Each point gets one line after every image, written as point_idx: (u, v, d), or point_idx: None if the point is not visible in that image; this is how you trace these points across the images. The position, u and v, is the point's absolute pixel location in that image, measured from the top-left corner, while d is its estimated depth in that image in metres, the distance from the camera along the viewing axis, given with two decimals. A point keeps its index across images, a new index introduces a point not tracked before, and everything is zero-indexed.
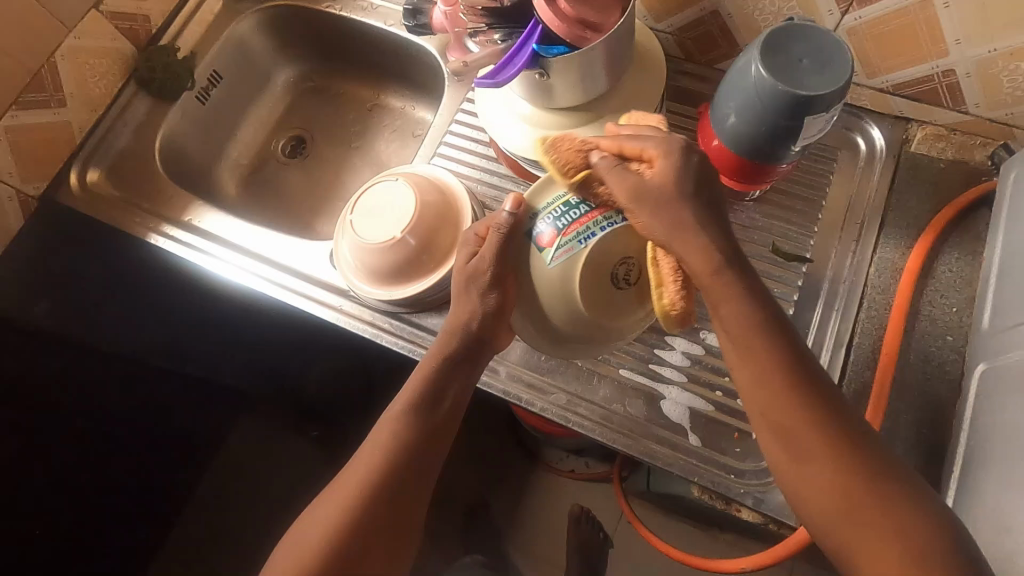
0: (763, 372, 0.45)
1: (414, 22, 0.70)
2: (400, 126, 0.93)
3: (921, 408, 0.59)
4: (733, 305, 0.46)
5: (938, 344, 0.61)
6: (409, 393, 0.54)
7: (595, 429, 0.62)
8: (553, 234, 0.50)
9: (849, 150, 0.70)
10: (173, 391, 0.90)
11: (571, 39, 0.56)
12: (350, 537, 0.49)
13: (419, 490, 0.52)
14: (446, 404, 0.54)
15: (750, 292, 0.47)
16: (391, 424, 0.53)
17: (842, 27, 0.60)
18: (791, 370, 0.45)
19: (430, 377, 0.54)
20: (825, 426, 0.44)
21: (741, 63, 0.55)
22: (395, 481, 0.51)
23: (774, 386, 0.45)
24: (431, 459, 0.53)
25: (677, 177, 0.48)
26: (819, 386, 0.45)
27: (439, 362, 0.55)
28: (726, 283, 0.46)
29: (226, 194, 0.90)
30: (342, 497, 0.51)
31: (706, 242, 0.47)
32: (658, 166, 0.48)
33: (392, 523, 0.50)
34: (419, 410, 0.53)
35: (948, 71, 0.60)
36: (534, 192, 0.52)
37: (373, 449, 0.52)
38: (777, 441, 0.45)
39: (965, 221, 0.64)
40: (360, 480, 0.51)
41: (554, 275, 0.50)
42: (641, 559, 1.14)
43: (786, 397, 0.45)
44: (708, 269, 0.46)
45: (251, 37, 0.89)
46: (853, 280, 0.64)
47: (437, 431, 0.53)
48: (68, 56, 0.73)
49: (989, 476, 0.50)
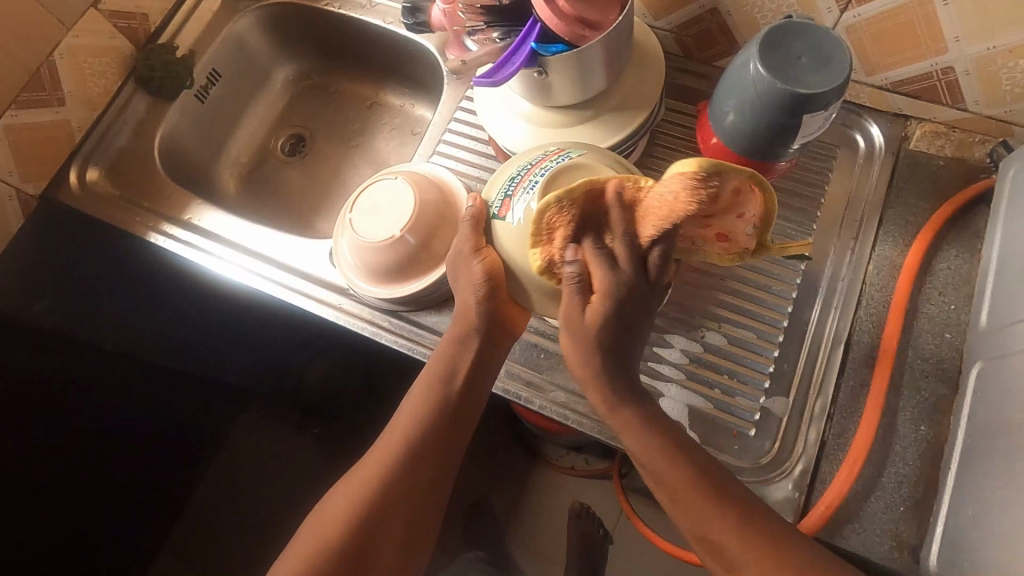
0: (670, 485, 0.49)
1: (413, 20, 0.70)
2: (399, 124, 0.93)
3: (919, 405, 0.59)
4: (632, 433, 0.50)
5: (936, 341, 0.61)
6: (425, 375, 0.56)
7: (594, 427, 0.62)
8: (506, 203, 0.53)
9: (848, 147, 0.70)
10: (170, 390, 0.91)
11: (570, 38, 0.56)
12: (362, 528, 0.52)
13: (434, 483, 0.54)
14: (459, 397, 0.55)
15: (654, 422, 0.50)
16: (406, 417, 0.55)
17: (841, 24, 0.60)
18: (698, 481, 0.48)
19: (440, 358, 0.55)
20: (730, 520, 0.47)
21: (740, 61, 0.55)
22: (412, 459, 0.54)
23: (685, 494, 0.48)
24: (444, 454, 0.55)
25: (608, 328, 0.48)
26: (722, 496, 0.48)
27: (454, 356, 0.55)
28: (627, 418, 0.50)
29: (226, 193, 0.90)
30: (357, 487, 0.53)
31: (609, 378, 0.49)
32: (592, 307, 0.48)
33: (405, 514, 0.53)
34: (431, 405, 0.55)
35: (948, 68, 0.60)
36: (488, 189, 0.56)
37: (389, 440, 0.55)
38: (699, 526, 0.48)
39: (964, 218, 0.64)
40: (374, 472, 0.53)
41: (516, 228, 0.51)
42: (641, 555, 1.14)
43: (697, 504, 0.48)
44: (608, 407, 0.50)
45: (250, 36, 0.89)
46: (852, 278, 0.64)
47: (451, 425, 0.55)
48: (67, 55, 0.73)
49: (986, 473, 0.51)
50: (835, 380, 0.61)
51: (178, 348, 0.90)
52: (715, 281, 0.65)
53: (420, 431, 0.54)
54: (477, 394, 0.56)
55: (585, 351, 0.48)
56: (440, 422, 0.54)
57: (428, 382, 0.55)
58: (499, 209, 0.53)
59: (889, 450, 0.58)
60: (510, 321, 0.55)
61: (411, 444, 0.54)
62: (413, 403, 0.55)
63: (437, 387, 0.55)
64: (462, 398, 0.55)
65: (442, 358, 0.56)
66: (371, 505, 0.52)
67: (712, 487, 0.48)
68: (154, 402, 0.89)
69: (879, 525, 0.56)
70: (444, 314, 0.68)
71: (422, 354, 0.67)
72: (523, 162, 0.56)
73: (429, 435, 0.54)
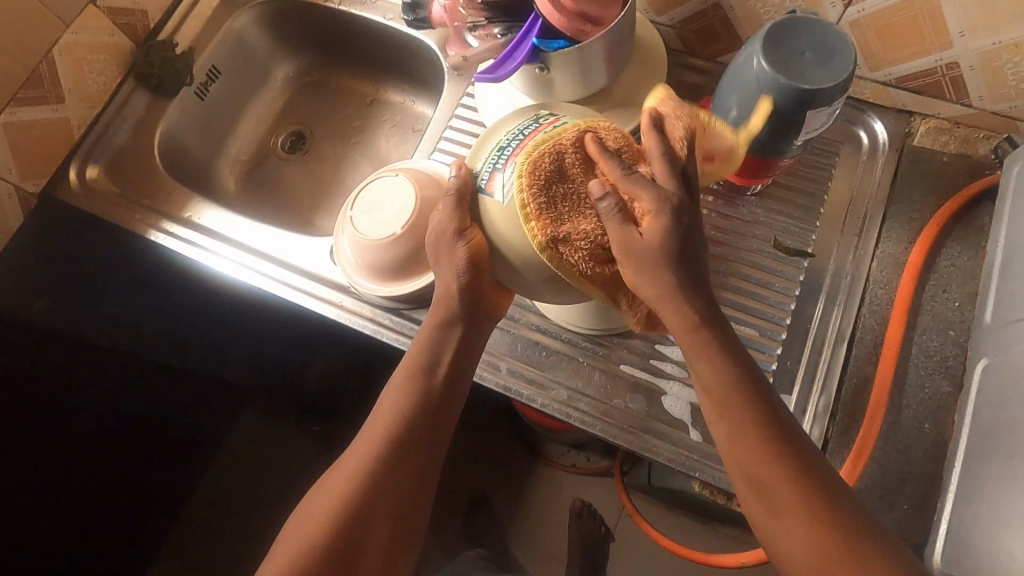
0: (737, 427, 0.47)
1: (414, 16, 0.69)
2: (399, 121, 0.92)
3: (922, 402, 0.59)
4: (705, 360, 0.47)
5: (940, 339, 0.60)
6: (407, 364, 0.56)
7: (595, 425, 0.61)
8: (495, 177, 0.49)
9: (851, 144, 0.69)
10: (171, 388, 0.90)
11: (572, 33, 0.56)
12: (348, 521, 0.51)
13: (419, 475, 0.53)
14: (441, 386, 0.55)
15: (730, 352, 0.47)
16: (389, 408, 0.55)
17: (845, 19, 0.60)
18: (764, 425, 0.46)
19: (424, 346, 0.55)
20: (794, 479, 0.45)
21: (742, 57, 0.54)
22: (395, 451, 0.53)
23: (748, 441, 0.46)
24: (428, 444, 0.54)
25: (668, 242, 0.45)
26: (788, 441, 0.46)
27: (435, 344, 0.55)
28: (704, 341, 0.47)
29: (226, 191, 0.90)
30: (342, 481, 0.53)
31: (684, 303, 0.46)
32: (648, 228, 0.45)
33: (391, 506, 0.52)
34: (414, 394, 0.54)
35: (952, 63, 0.59)
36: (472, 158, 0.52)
37: (373, 432, 0.54)
38: (752, 484, 0.47)
39: (969, 214, 0.64)
40: (359, 465, 0.53)
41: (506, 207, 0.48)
42: (642, 552, 1.14)
43: (759, 454, 0.46)
44: (685, 328, 0.47)
45: (250, 32, 0.89)
46: (855, 275, 0.64)
47: (434, 415, 0.54)
48: (66, 52, 0.73)
49: (991, 471, 0.50)
50: (838, 379, 0.61)
51: (179, 346, 0.89)
52: (717, 278, 0.65)
53: (404, 421, 0.54)
54: (459, 382, 0.56)
55: (652, 270, 0.45)
56: (423, 411, 0.54)
57: (409, 371, 0.55)
58: (486, 184, 0.49)
59: (892, 449, 0.58)
60: (491, 307, 0.55)
61: (395, 434, 0.53)
62: (395, 393, 0.55)
63: (419, 376, 0.55)
64: (445, 386, 0.55)
65: (422, 347, 0.56)
66: (361, 499, 0.52)
67: (778, 430, 0.46)
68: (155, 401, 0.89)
69: (882, 524, 0.56)
70: None
71: None
72: (511, 130, 0.51)
73: (413, 425, 0.54)
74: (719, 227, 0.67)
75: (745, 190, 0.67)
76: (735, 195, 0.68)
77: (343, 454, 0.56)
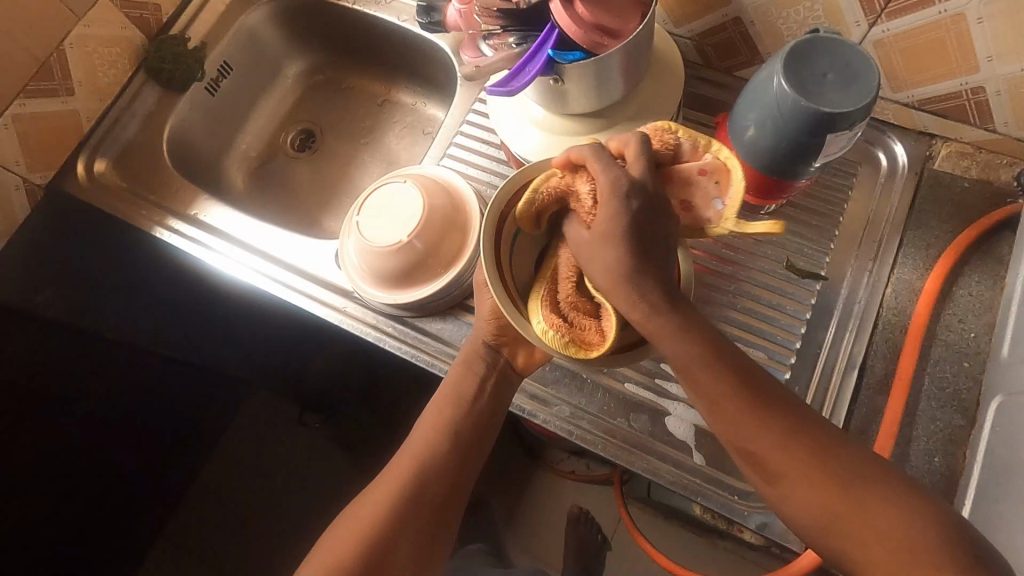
0: None
1: (428, 19, 0.67)
2: (411, 123, 0.91)
3: (934, 435, 0.57)
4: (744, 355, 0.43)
5: (954, 371, 0.59)
6: (438, 401, 0.57)
7: (597, 444, 0.61)
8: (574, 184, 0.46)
9: (870, 165, 0.68)
10: (179, 379, 0.91)
11: (589, 45, 0.54)
12: (380, 542, 0.51)
13: (447, 503, 0.54)
14: (474, 419, 0.56)
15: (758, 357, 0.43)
16: (424, 436, 0.55)
17: (869, 38, 0.59)
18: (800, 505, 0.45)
19: (452, 389, 0.57)
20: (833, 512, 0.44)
21: (763, 75, 0.53)
22: (423, 492, 0.53)
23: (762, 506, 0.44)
24: (454, 484, 0.54)
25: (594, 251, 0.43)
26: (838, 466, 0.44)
27: (471, 379, 0.57)
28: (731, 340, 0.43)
29: (234, 188, 0.89)
30: (372, 505, 0.53)
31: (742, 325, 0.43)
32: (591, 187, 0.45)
33: (420, 531, 0.52)
34: (451, 426, 0.55)
35: (978, 88, 0.58)
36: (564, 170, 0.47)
37: (407, 455, 0.55)
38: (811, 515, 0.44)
39: (988, 243, 0.62)
40: (395, 484, 0.53)
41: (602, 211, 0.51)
42: (639, 564, 1.13)
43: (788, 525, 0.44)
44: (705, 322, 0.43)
45: (262, 28, 0.88)
46: (868, 300, 0.63)
47: (466, 450, 0.55)
48: (77, 44, 0.72)
49: (1002, 513, 0.49)
50: (847, 406, 0.60)
51: (185, 343, 0.89)
52: (725, 297, 0.64)
53: (441, 446, 0.55)
54: (492, 422, 0.57)
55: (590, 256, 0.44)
56: (457, 440, 0.55)
57: (444, 401, 0.57)
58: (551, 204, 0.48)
59: None
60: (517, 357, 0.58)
61: (431, 457, 0.54)
62: (431, 419, 0.56)
63: (460, 405, 0.56)
64: (475, 419, 0.56)
65: (456, 380, 0.57)
66: (373, 535, 0.51)
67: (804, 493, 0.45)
68: (163, 395, 0.90)
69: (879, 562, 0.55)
70: (450, 321, 0.67)
71: (424, 362, 0.66)
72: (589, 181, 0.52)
73: (447, 455, 0.54)
74: (730, 245, 0.66)
75: (760, 210, 0.66)
76: (748, 213, 0.67)
77: (382, 470, 0.56)
